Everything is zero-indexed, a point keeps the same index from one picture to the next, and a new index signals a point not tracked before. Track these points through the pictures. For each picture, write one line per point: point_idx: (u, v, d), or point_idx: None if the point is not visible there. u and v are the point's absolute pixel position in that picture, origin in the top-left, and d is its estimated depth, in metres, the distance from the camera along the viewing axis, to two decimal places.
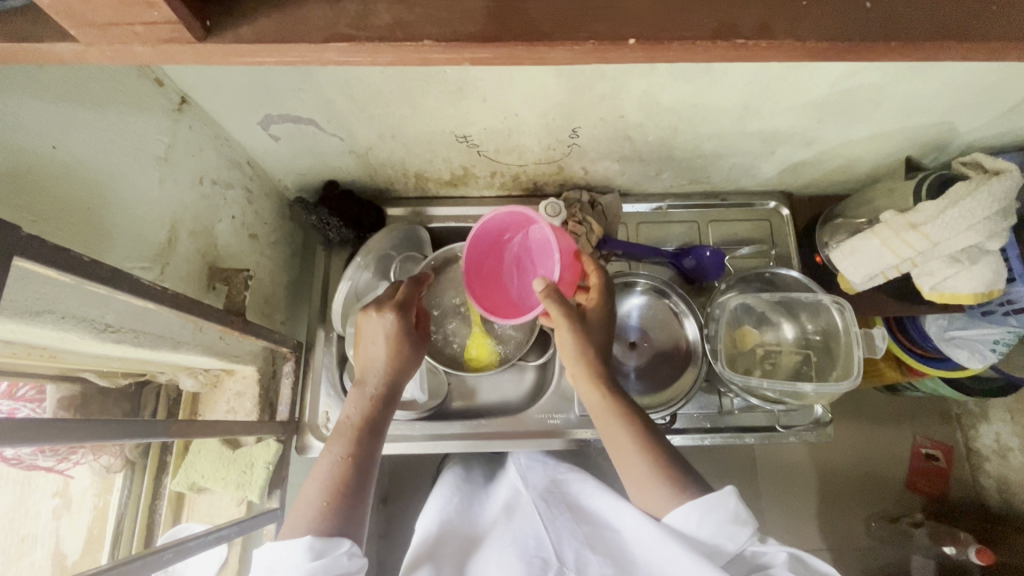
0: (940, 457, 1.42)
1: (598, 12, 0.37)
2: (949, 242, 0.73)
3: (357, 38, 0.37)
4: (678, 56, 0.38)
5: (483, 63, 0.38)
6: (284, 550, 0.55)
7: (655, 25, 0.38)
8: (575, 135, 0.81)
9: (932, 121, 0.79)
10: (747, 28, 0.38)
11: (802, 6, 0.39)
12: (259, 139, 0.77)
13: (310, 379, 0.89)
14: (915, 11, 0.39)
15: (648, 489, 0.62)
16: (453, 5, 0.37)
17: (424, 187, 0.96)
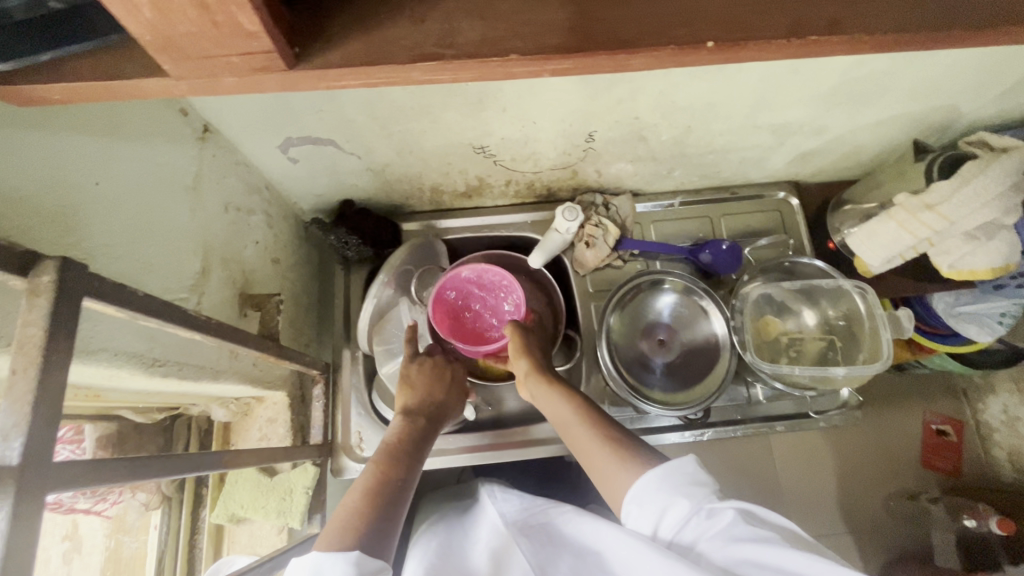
0: (951, 432, 1.45)
1: (679, 18, 0.38)
2: (964, 220, 0.74)
3: (441, 56, 0.37)
4: (753, 56, 0.39)
5: (564, 74, 0.39)
6: (330, 556, 0.52)
7: (734, 27, 0.38)
8: (590, 139, 0.81)
9: (937, 104, 0.81)
10: (822, 23, 0.39)
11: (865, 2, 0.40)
12: (277, 162, 0.77)
13: (340, 401, 0.89)
14: (961, 2, 0.41)
15: (592, 453, 0.64)
16: (535, 20, 0.38)
17: (438, 200, 0.96)
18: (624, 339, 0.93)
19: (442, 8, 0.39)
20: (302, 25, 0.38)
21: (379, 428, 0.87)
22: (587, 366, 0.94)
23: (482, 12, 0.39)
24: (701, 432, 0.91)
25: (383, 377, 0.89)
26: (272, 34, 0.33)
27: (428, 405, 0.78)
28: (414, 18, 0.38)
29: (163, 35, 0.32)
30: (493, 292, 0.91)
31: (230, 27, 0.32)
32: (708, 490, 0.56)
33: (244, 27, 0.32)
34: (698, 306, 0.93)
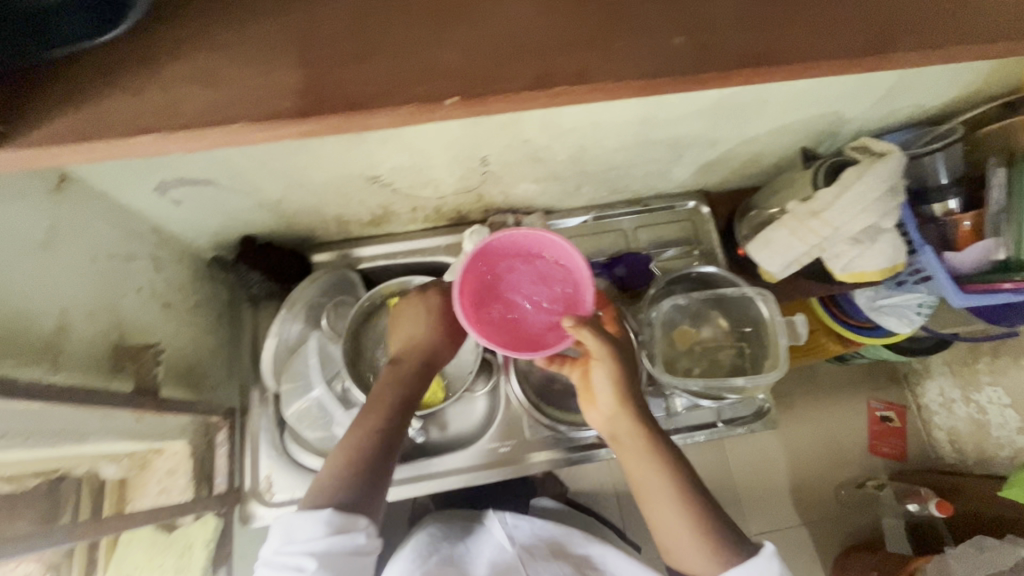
0: (895, 418, 1.50)
1: (414, 76, 0.39)
2: (848, 225, 0.76)
3: (192, 126, 0.38)
4: (502, 106, 0.39)
5: (314, 136, 0.40)
6: (299, 520, 0.59)
7: (470, 81, 0.39)
8: (485, 163, 0.81)
9: (820, 112, 0.83)
10: (567, 74, 0.39)
11: (616, 48, 0.40)
12: (158, 205, 0.74)
13: (247, 444, 0.86)
14: (733, 32, 0.41)
15: (642, 492, 0.68)
16: (266, 82, 0.39)
17: (347, 230, 0.94)
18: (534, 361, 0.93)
19: (167, 74, 0.40)
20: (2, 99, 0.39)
21: (290, 470, 0.84)
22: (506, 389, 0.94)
23: (205, 77, 0.39)
24: None
25: (288, 419, 0.86)
26: None
27: (422, 346, 0.75)
28: (129, 89, 0.39)
29: None
30: (542, 285, 0.69)
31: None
32: None
33: None
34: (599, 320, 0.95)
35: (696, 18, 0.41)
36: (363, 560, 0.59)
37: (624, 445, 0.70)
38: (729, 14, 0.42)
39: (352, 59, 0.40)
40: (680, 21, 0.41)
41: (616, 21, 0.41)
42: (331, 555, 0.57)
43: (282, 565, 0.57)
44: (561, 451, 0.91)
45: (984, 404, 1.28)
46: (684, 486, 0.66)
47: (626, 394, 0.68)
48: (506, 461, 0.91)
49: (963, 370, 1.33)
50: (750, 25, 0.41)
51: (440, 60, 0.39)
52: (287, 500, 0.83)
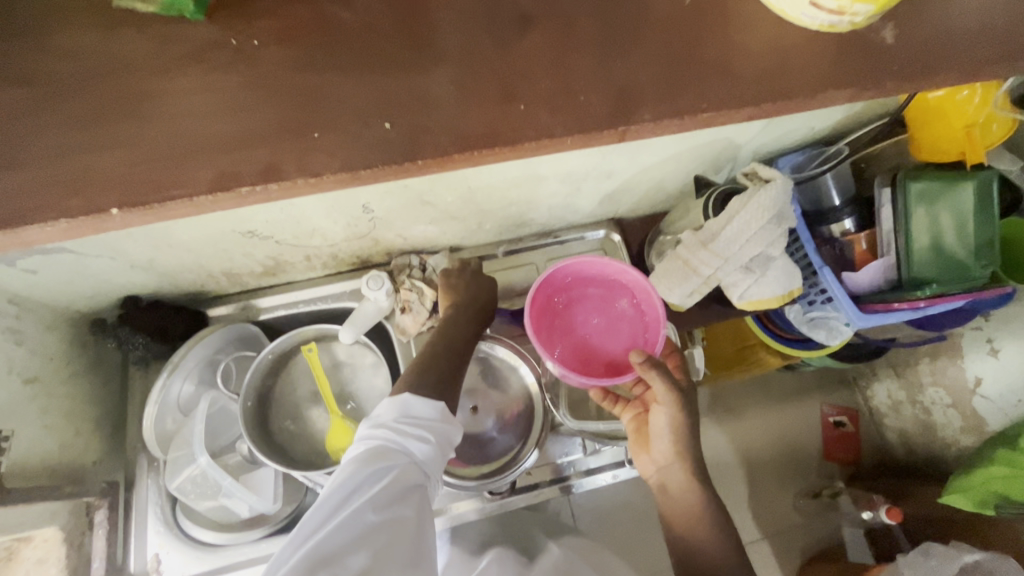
0: (848, 423, 1.50)
1: (71, 187, 0.41)
2: (737, 255, 0.76)
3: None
4: (182, 209, 0.42)
5: None
6: (419, 401, 0.66)
7: (149, 187, 0.41)
8: (368, 210, 0.78)
9: (708, 140, 0.82)
10: (253, 171, 0.42)
11: (312, 138, 0.42)
12: (9, 279, 0.70)
13: (133, 521, 0.81)
14: (490, 108, 0.44)
15: (688, 544, 0.69)
16: None
17: (240, 283, 0.90)
18: None
19: None
20: None
21: (181, 545, 0.80)
22: None
23: None
24: (536, 491, 0.88)
25: (174, 492, 0.81)
26: None
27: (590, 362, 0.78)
28: None
29: None
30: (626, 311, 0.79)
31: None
32: None
33: None
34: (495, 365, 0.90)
35: (411, 103, 0.44)
36: (448, 451, 0.67)
37: (670, 497, 0.71)
38: (440, 92, 0.44)
39: (36, 163, 0.41)
40: (388, 106, 0.43)
41: (310, 113, 0.43)
42: (439, 437, 0.66)
43: (393, 433, 0.63)
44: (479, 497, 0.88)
45: (928, 405, 1.28)
46: (724, 538, 0.68)
47: (683, 441, 0.70)
48: None
49: (906, 372, 1.33)
50: (476, 103, 0.44)
51: (102, 166, 0.41)
52: None
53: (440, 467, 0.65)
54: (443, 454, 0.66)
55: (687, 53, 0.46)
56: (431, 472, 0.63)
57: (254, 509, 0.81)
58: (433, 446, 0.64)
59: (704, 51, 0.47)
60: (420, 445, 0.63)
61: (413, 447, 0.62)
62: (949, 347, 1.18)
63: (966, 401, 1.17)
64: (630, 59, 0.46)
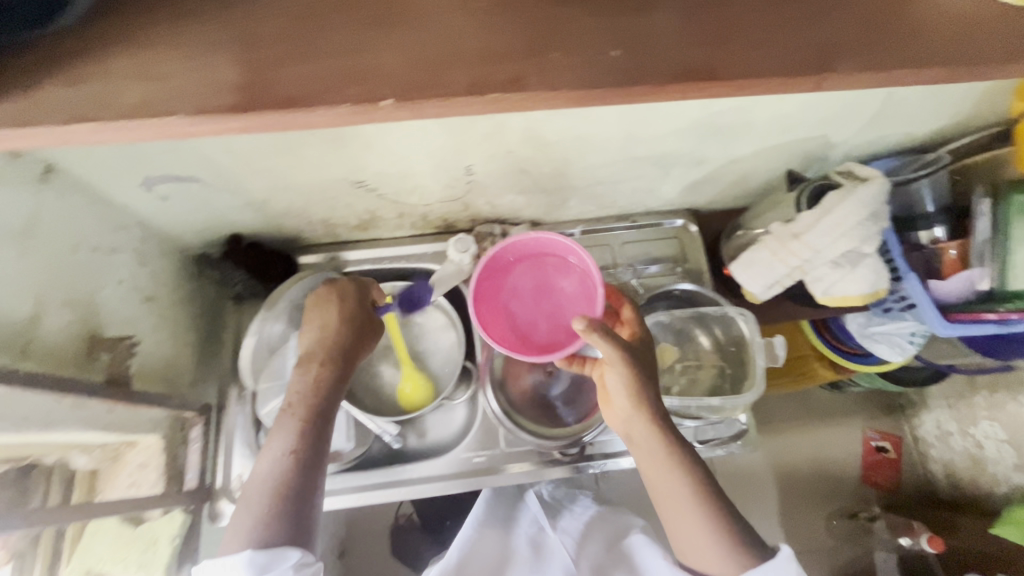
0: (890, 449, 1.47)
1: (354, 77, 0.38)
2: (828, 249, 0.76)
3: (97, 117, 0.36)
4: (443, 112, 0.38)
5: (242, 133, 0.39)
6: (230, 562, 0.55)
7: (416, 82, 0.38)
8: (469, 173, 0.82)
9: (806, 135, 0.83)
10: (502, 79, 0.38)
11: (549, 58, 0.39)
12: (143, 200, 0.75)
13: (222, 443, 0.86)
14: (689, 43, 0.41)
15: (665, 500, 0.66)
16: (202, 82, 0.37)
17: (334, 233, 0.95)
18: (517, 375, 0.93)
19: (107, 69, 0.38)
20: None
21: None
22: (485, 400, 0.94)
23: (145, 74, 0.38)
24: (597, 462, 0.91)
25: (262, 419, 0.86)
26: None
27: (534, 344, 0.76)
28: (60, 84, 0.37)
29: None
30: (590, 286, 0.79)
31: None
32: None
33: None
34: None
35: (634, 35, 0.41)
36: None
37: (643, 453, 0.68)
38: (665, 32, 0.41)
39: (283, 61, 0.39)
40: (612, 36, 0.40)
41: (554, 35, 0.41)
42: None
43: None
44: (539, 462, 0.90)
45: (980, 439, 1.23)
46: (706, 487, 0.65)
47: (645, 396, 0.67)
48: (478, 472, 0.91)
49: (960, 403, 1.29)
50: (691, 42, 0.41)
51: (385, 62, 0.38)
52: None
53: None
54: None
55: (875, 15, 0.44)
56: None
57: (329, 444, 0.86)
58: None
59: (902, 17, 0.45)
60: None
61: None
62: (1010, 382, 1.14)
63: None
64: (818, 26, 0.43)
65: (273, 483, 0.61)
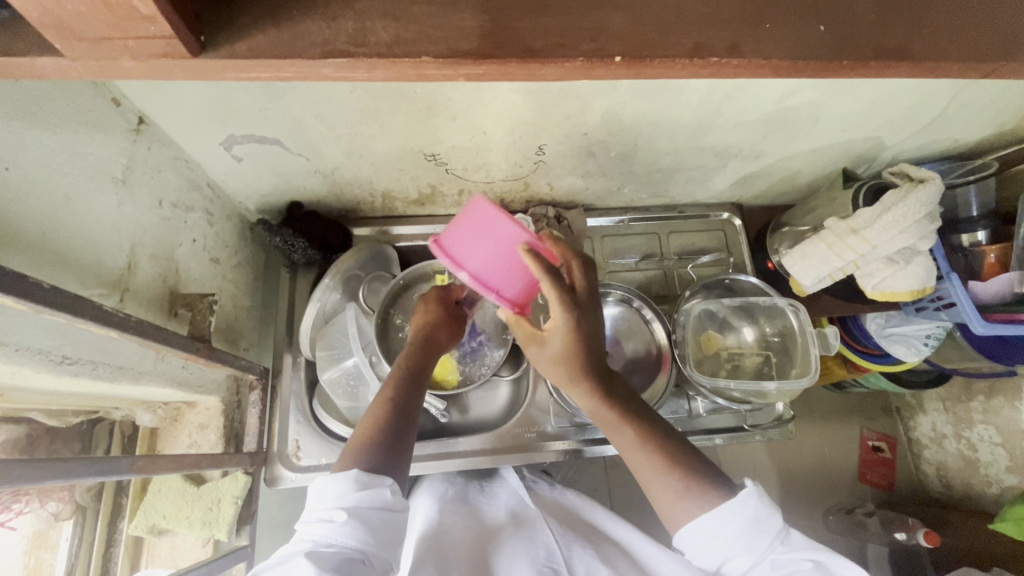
0: (886, 448, 1.48)
1: (587, 32, 0.40)
2: (885, 245, 0.79)
3: (353, 54, 0.38)
4: (658, 73, 0.40)
5: (477, 78, 0.40)
6: (335, 477, 0.58)
7: (638, 45, 0.40)
8: (540, 152, 0.83)
9: (864, 135, 0.86)
10: (719, 47, 0.41)
11: (765, 28, 0.42)
12: (220, 161, 0.74)
13: (278, 408, 0.86)
14: (866, 24, 0.43)
15: (624, 450, 0.62)
16: (445, 24, 0.39)
17: (390, 206, 0.95)
18: None
19: (360, 8, 0.39)
20: (209, 10, 0.38)
21: (318, 437, 0.85)
22: (534, 378, 0.95)
23: (398, 14, 0.39)
24: None
25: (324, 385, 0.86)
26: (174, 20, 0.34)
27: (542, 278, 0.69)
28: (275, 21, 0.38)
29: (53, 13, 0.33)
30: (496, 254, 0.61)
31: (123, 11, 0.33)
32: (771, 536, 0.56)
33: (137, 9, 0.32)
34: (640, 317, 0.97)
35: (838, 13, 0.43)
36: (392, 516, 0.58)
37: (597, 418, 0.65)
38: (864, 13, 0.44)
39: (524, 11, 0.40)
40: (818, 11, 0.43)
41: (768, 6, 0.42)
42: (362, 509, 0.56)
43: (313, 523, 0.56)
44: (582, 441, 0.91)
45: (975, 441, 1.26)
46: (653, 442, 0.61)
47: (574, 370, 0.62)
48: (526, 448, 0.91)
49: (957, 407, 1.30)
50: (887, 23, 0.43)
51: (611, 22, 0.40)
52: (313, 466, 0.83)
53: (383, 540, 0.57)
54: (377, 526, 0.56)
55: None
56: (372, 546, 0.55)
57: None
58: (350, 524, 0.55)
59: None
60: (329, 528, 0.55)
61: (340, 534, 0.54)
62: (1010, 387, 1.16)
63: (1017, 443, 1.15)
64: (989, 16, 0.45)
65: (370, 421, 0.65)
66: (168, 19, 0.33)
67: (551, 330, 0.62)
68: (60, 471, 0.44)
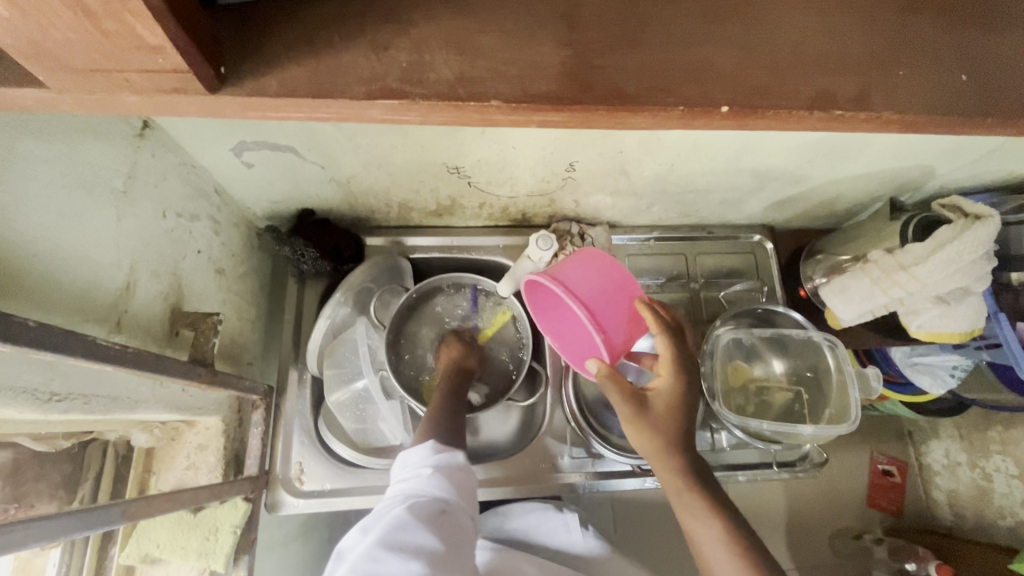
0: (896, 473, 1.37)
1: (691, 75, 0.37)
2: (937, 284, 0.74)
3: (406, 94, 0.36)
4: (770, 124, 0.38)
5: (553, 125, 0.38)
6: (414, 448, 0.65)
7: (746, 93, 0.37)
8: (570, 169, 0.78)
9: (915, 163, 0.81)
10: (846, 97, 0.38)
11: (902, 75, 0.40)
12: (230, 167, 0.69)
13: (281, 428, 0.82)
14: (1002, 77, 0.41)
15: (702, 543, 0.55)
16: (530, 61, 0.36)
17: (406, 217, 0.90)
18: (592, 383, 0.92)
19: (418, 35, 0.37)
20: (229, 35, 0.36)
21: (323, 459, 0.81)
22: (550, 404, 0.90)
23: (461, 46, 0.37)
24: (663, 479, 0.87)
25: (330, 407, 0.81)
26: (186, 49, 0.31)
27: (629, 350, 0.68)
28: (311, 52, 0.36)
29: (35, 41, 0.30)
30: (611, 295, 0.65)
31: (123, 38, 0.29)
32: None
33: (141, 37, 0.29)
34: None
35: (989, 59, 0.41)
36: (465, 477, 0.64)
37: (675, 499, 0.58)
38: (1004, 55, 0.41)
39: (587, 50, 0.37)
40: (962, 57, 0.41)
41: (896, 50, 0.40)
42: (443, 468, 0.63)
43: (400, 485, 0.62)
44: (596, 474, 0.86)
45: (990, 471, 1.18)
46: (741, 536, 0.54)
47: (669, 438, 0.58)
48: (540, 479, 0.86)
49: (973, 436, 1.22)
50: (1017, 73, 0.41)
51: (720, 61, 0.37)
52: (317, 491, 0.79)
53: (462, 496, 0.62)
54: (457, 484, 0.63)
55: None
56: (456, 500, 0.61)
57: (398, 439, 0.82)
58: (436, 479, 0.61)
59: None
60: (417, 482, 0.61)
61: (425, 486, 0.60)
62: None
63: None
64: None
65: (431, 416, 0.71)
66: (179, 49, 0.30)
67: (656, 390, 0.60)
68: (45, 530, 0.39)
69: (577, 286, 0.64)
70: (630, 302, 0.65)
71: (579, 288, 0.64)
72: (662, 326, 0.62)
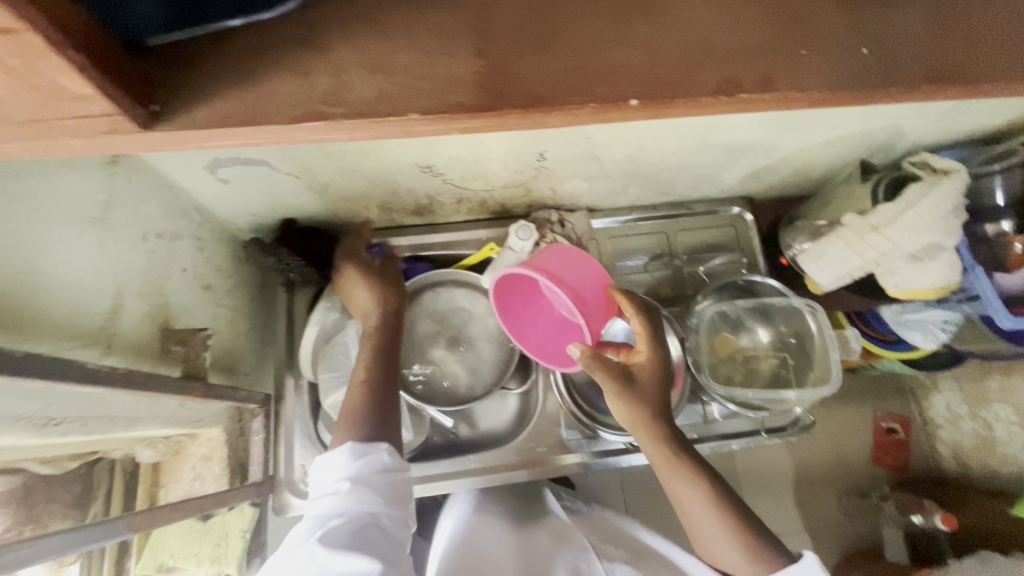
0: (900, 429, 1.35)
1: (597, 75, 0.39)
2: (908, 242, 0.75)
3: (329, 115, 0.38)
4: (682, 111, 0.40)
5: (474, 130, 0.40)
6: (330, 458, 0.61)
7: (658, 85, 0.40)
8: (542, 158, 0.79)
9: (883, 125, 0.81)
10: (750, 79, 0.41)
11: (800, 55, 0.41)
12: (207, 185, 0.71)
13: (282, 433, 0.84)
14: (910, 49, 0.43)
15: (682, 497, 0.59)
16: (442, 73, 0.38)
17: (388, 218, 0.91)
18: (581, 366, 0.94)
19: (336, 58, 0.39)
20: (159, 73, 0.38)
21: None
22: (543, 388, 0.92)
23: (374, 64, 0.39)
24: None
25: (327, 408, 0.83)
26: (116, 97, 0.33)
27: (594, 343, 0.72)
28: (243, 82, 0.38)
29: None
30: (592, 287, 0.70)
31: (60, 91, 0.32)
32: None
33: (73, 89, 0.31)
34: None
35: (879, 31, 0.43)
36: (395, 477, 0.61)
37: (658, 464, 0.62)
38: (906, 34, 0.43)
39: (524, 51, 0.39)
40: (861, 34, 0.42)
41: (798, 32, 0.42)
42: (365, 475, 0.59)
43: (319, 501, 0.59)
44: (596, 454, 0.88)
45: (990, 420, 1.14)
46: (723, 496, 0.58)
47: (654, 406, 0.63)
48: (538, 461, 0.89)
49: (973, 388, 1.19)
50: (930, 43, 0.43)
51: (623, 59, 0.40)
52: None
53: (394, 498, 0.60)
54: (382, 487, 0.59)
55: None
56: (383, 506, 0.58)
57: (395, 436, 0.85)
58: (355, 491, 0.58)
59: None
60: (335, 499, 0.58)
61: (349, 503, 0.57)
62: None
63: None
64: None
65: (358, 400, 0.67)
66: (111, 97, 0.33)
67: (639, 363, 0.65)
68: (56, 545, 0.42)
69: (566, 278, 0.68)
70: (605, 290, 0.70)
71: (568, 278, 0.68)
72: (632, 305, 0.67)
